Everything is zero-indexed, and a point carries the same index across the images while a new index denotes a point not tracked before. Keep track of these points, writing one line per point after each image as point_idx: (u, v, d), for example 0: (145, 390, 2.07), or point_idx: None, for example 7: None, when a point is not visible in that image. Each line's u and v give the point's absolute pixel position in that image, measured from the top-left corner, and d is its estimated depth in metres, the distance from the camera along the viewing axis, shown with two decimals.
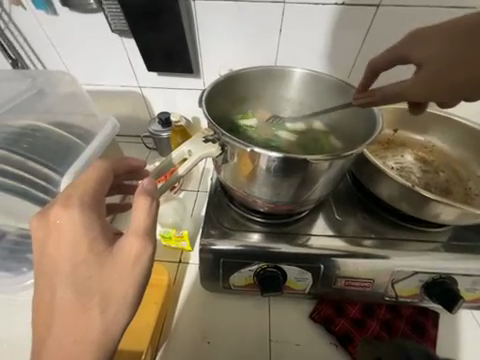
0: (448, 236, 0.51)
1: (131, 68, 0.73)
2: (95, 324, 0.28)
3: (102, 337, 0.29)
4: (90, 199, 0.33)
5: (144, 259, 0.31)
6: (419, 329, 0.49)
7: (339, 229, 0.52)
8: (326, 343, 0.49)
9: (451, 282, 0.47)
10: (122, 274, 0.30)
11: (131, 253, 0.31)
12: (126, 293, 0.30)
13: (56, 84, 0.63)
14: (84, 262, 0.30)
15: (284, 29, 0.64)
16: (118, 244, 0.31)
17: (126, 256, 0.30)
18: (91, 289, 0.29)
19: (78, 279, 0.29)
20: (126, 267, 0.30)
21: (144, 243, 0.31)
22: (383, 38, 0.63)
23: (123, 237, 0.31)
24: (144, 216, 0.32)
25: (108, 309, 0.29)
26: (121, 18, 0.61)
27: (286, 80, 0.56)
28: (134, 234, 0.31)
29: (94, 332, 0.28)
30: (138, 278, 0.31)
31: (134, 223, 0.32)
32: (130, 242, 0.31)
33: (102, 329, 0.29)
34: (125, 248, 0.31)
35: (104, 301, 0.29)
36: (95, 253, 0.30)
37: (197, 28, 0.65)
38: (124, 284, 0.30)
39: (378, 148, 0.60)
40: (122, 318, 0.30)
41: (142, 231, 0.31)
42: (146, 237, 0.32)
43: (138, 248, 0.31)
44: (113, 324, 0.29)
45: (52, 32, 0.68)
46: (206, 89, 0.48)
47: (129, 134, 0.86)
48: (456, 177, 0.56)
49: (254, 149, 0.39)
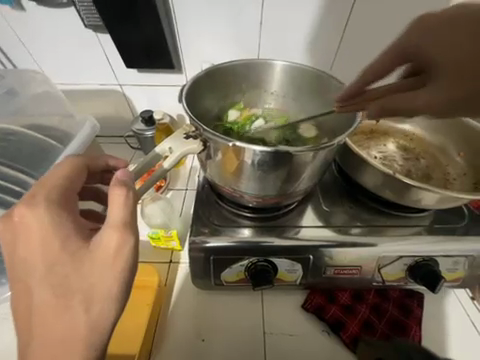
0: (430, 220, 0.53)
1: (109, 65, 0.70)
2: (80, 323, 0.27)
3: (90, 336, 0.28)
4: (60, 196, 0.32)
5: (125, 251, 0.30)
6: (405, 310, 0.51)
7: (327, 219, 0.53)
8: (319, 331, 0.50)
9: (433, 264, 0.49)
10: (103, 268, 0.29)
11: (110, 246, 0.30)
12: (109, 287, 0.29)
13: (28, 84, 0.59)
14: (60, 261, 0.29)
15: (265, 21, 0.63)
16: (96, 239, 0.30)
17: (105, 250, 0.29)
18: (70, 288, 0.28)
19: (55, 279, 0.28)
20: (107, 260, 0.29)
21: (124, 234, 0.30)
22: (362, 28, 0.64)
23: (100, 231, 0.30)
24: (120, 208, 0.32)
25: (93, 305, 0.28)
26: (94, 13, 0.59)
27: (268, 73, 0.56)
28: (112, 226, 0.30)
29: (79, 331, 0.27)
30: (121, 270, 0.30)
31: (112, 216, 0.31)
32: (109, 235, 0.30)
33: (89, 327, 0.28)
34: (103, 242, 0.30)
35: (87, 298, 0.28)
36: (71, 251, 0.29)
37: (176, 22, 0.63)
38: (107, 278, 0.29)
39: (362, 138, 0.61)
40: (109, 313, 0.29)
41: (120, 223, 0.31)
42: (125, 228, 0.31)
43: (118, 240, 0.30)
44: (100, 321, 0.28)
45: (21, 29, 0.65)
46: (187, 84, 0.47)
47: (112, 134, 0.83)
48: (435, 163, 0.58)
49: (237, 144, 0.38)
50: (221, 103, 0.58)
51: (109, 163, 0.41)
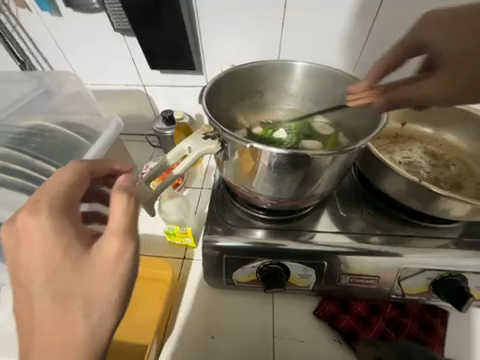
0: (459, 232, 0.50)
1: (135, 67, 0.73)
2: (80, 329, 0.28)
3: (89, 342, 0.28)
4: (60, 202, 0.33)
5: (124, 259, 0.31)
6: (426, 327, 0.48)
7: (344, 225, 0.51)
8: (330, 341, 0.49)
9: (461, 280, 0.46)
10: (103, 275, 0.30)
11: (111, 253, 0.31)
12: (109, 293, 0.30)
13: (61, 84, 0.63)
14: (59, 267, 0.29)
15: (287, 22, 0.62)
16: (97, 245, 0.31)
17: (104, 257, 0.30)
18: (70, 294, 0.29)
19: (55, 285, 0.29)
20: (107, 267, 0.30)
21: (124, 242, 0.31)
22: (389, 29, 0.61)
23: (101, 238, 0.31)
24: (122, 215, 0.33)
25: (92, 312, 0.29)
26: (123, 17, 0.62)
27: (288, 74, 0.55)
28: (113, 233, 0.31)
29: (79, 337, 0.28)
30: (120, 277, 0.31)
31: (113, 222, 0.32)
32: (109, 242, 0.31)
33: (88, 333, 0.28)
34: (103, 249, 0.31)
35: (87, 304, 0.29)
36: (71, 258, 0.30)
37: (199, 25, 0.65)
38: (107, 285, 0.30)
39: (385, 142, 0.58)
40: (109, 319, 0.30)
41: (120, 230, 0.32)
42: (126, 235, 0.32)
43: (118, 247, 0.31)
44: (99, 327, 0.29)
45: (57, 33, 0.70)
46: (207, 86, 0.48)
47: (134, 133, 0.87)
48: (467, 172, 0.54)
49: (254, 145, 0.38)
50: (240, 107, 0.58)
51: (112, 168, 0.42)
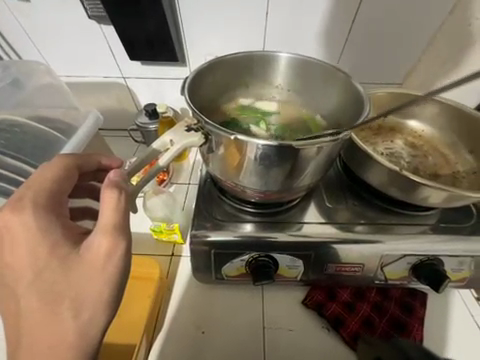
0: (436, 218, 0.52)
1: (113, 57, 0.70)
2: (70, 329, 0.28)
3: (80, 341, 0.28)
4: (46, 201, 0.32)
5: (116, 256, 0.30)
6: (407, 310, 0.51)
7: (330, 216, 0.52)
8: (318, 328, 0.50)
9: (438, 264, 0.48)
10: (93, 274, 0.29)
11: (100, 251, 0.30)
12: (99, 292, 0.29)
13: (32, 75, 0.60)
14: (47, 266, 0.29)
15: (271, 12, 0.61)
16: (87, 242, 0.30)
17: (94, 255, 0.30)
18: (59, 294, 0.28)
19: (44, 285, 0.28)
20: (97, 265, 0.30)
21: (115, 239, 0.31)
22: (371, 21, 0.61)
23: (91, 235, 0.31)
24: (112, 211, 0.32)
25: (82, 311, 0.28)
26: (97, 3, 0.58)
27: (272, 66, 0.55)
28: (102, 231, 0.31)
29: (69, 337, 0.27)
30: (111, 275, 0.30)
31: (103, 219, 0.31)
32: (99, 240, 0.30)
33: (78, 332, 0.28)
34: (94, 246, 0.30)
35: (76, 304, 0.28)
36: (59, 257, 0.29)
37: (180, 14, 0.62)
38: (97, 283, 0.29)
39: (368, 134, 0.60)
40: (100, 318, 0.29)
41: (111, 227, 0.31)
42: (116, 232, 0.31)
43: (108, 244, 0.30)
44: (90, 325, 0.29)
45: (25, 19, 0.64)
46: (190, 77, 0.46)
47: (116, 127, 0.83)
48: (444, 161, 0.56)
49: (239, 137, 0.38)
50: (226, 97, 0.57)
51: (101, 162, 0.41)
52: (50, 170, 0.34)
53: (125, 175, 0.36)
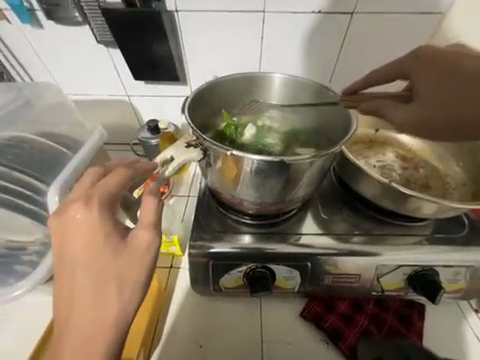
0: (430, 229, 0.53)
1: (118, 77, 0.74)
2: (111, 312, 0.29)
3: (119, 325, 0.29)
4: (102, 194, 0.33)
5: (153, 250, 0.32)
6: (406, 322, 0.50)
7: (326, 227, 0.53)
8: (317, 341, 0.50)
9: (433, 274, 0.49)
10: (136, 264, 0.31)
11: (143, 243, 0.32)
12: (139, 281, 0.31)
13: (42, 95, 0.63)
14: (100, 255, 0.30)
15: (266, 37, 0.66)
16: (132, 236, 0.32)
17: (138, 247, 0.32)
18: (108, 279, 0.30)
19: (96, 271, 0.29)
20: (140, 257, 0.31)
21: (155, 235, 0.33)
22: (360, 43, 0.66)
23: (134, 229, 0.33)
24: (154, 210, 0.34)
25: (124, 298, 0.30)
26: (106, 30, 0.63)
27: (267, 86, 0.58)
28: (145, 226, 0.33)
29: (110, 321, 0.29)
30: (149, 267, 0.32)
31: (146, 217, 0.33)
32: (142, 234, 0.32)
33: (118, 316, 0.29)
34: (137, 239, 0.32)
35: (120, 290, 0.30)
36: (112, 246, 0.31)
37: (182, 38, 0.67)
38: (139, 273, 0.31)
39: (361, 147, 0.62)
40: (137, 304, 0.31)
41: (153, 223, 0.33)
42: (156, 228, 0.33)
43: (150, 238, 0.32)
44: (128, 311, 0.30)
45: (38, 44, 0.69)
46: (191, 95, 0.50)
47: (119, 142, 0.86)
48: (434, 173, 0.59)
49: (235, 152, 0.40)
50: (222, 107, 0.59)
51: None
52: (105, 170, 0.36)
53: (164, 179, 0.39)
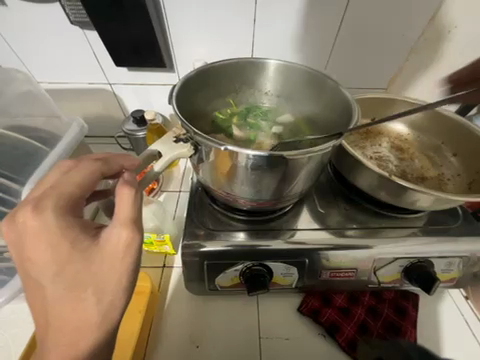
0: (424, 220, 0.53)
1: (98, 63, 0.67)
2: (92, 313, 0.27)
3: (103, 324, 0.28)
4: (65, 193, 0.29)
5: (133, 249, 0.29)
6: (400, 311, 0.51)
7: (322, 221, 0.52)
8: (315, 334, 0.50)
9: (428, 266, 0.49)
10: (113, 264, 0.28)
11: (119, 243, 0.29)
12: (120, 279, 0.29)
13: (9, 83, 0.56)
14: (70, 259, 0.27)
15: (258, 19, 0.61)
16: (105, 236, 0.29)
17: (113, 247, 0.28)
18: (82, 283, 0.27)
19: (67, 276, 0.27)
20: (117, 257, 0.28)
21: (133, 234, 0.29)
22: (356, 28, 0.63)
23: (108, 229, 0.29)
24: (128, 206, 0.30)
25: (103, 298, 0.28)
26: (80, 9, 0.56)
27: (262, 72, 0.55)
28: (120, 224, 0.29)
29: (92, 323, 0.27)
30: (130, 265, 0.29)
31: (120, 214, 0.30)
32: (117, 233, 0.29)
33: (101, 315, 0.27)
34: (112, 239, 0.29)
35: (99, 291, 0.28)
36: (80, 250, 0.28)
37: (167, 20, 0.61)
38: (118, 273, 0.28)
39: (357, 138, 0.61)
40: (119, 304, 0.29)
41: (128, 221, 0.29)
42: (134, 226, 0.30)
43: (128, 237, 0.29)
44: (111, 310, 0.28)
45: (2, 25, 0.61)
46: (178, 84, 0.46)
47: (103, 135, 0.81)
48: (429, 163, 0.58)
49: (229, 147, 0.37)
50: (214, 97, 0.56)
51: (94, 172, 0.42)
52: (67, 166, 0.31)
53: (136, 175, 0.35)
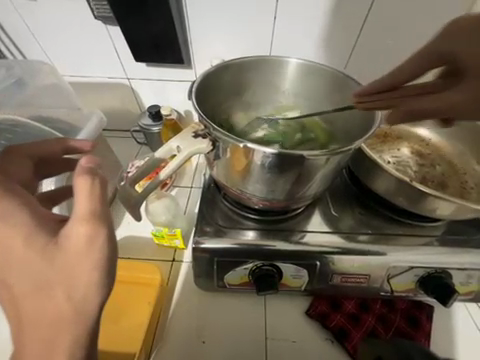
0: (443, 230, 0.51)
1: (118, 58, 0.69)
2: (64, 311, 0.24)
3: (79, 324, 0.25)
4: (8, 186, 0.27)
5: (99, 242, 0.26)
6: (414, 323, 0.49)
7: (335, 225, 0.51)
8: (322, 339, 0.49)
9: (445, 277, 0.47)
10: (78, 260, 0.25)
11: (80, 238, 0.26)
12: (90, 276, 0.26)
13: (35, 74, 0.59)
14: (24, 260, 0.24)
15: (278, 17, 0.61)
16: (65, 232, 0.26)
17: (74, 244, 0.25)
18: (43, 285, 0.24)
19: (24, 279, 0.24)
20: (80, 253, 0.25)
21: (95, 227, 0.26)
22: (378, 28, 0.61)
23: (67, 225, 0.26)
24: (87, 198, 0.27)
25: (75, 294, 0.25)
26: (104, 3, 0.58)
27: (280, 72, 0.54)
28: (80, 219, 0.26)
29: (66, 321, 0.24)
30: (99, 259, 0.26)
31: (79, 208, 0.27)
32: (78, 229, 0.26)
33: (76, 312, 0.25)
34: (72, 236, 0.26)
35: (67, 290, 0.25)
36: (38, 248, 0.25)
37: (187, 18, 0.62)
38: (86, 268, 0.25)
39: (374, 142, 0.59)
40: (96, 298, 0.26)
41: (89, 214, 0.27)
42: (96, 218, 0.27)
43: (89, 231, 0.26)
44: (87, 305, 0.25)
45: (30, 19, 0.64)
46: (197, 80, 0.46)
47: (119, 129, 0.82)
48: (451, 171, 0.56)
49: (247, 144, 0.37)
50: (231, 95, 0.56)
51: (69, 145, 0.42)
52: None
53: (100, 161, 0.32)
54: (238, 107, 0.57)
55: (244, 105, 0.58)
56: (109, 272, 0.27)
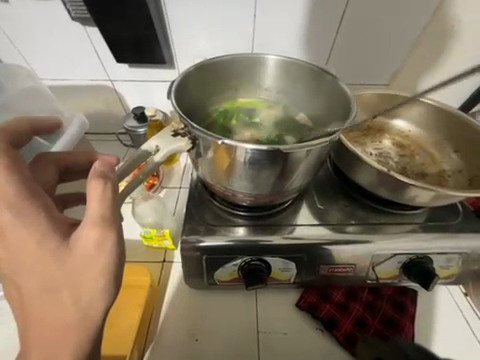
0: (424, 217, 0.53)
1: (100, 61, 0.68)
2: (70, 311, 0.26)
3: (84, 325, 0.27)
4: (25, 186, 0.29)
5: (106, 248, 0.28)
6: (399, 308, 0.51)
7: (322, 218, 0.52)
8: (313, 329, 0.50)
9: (427, 262, 0.49)
10: (88, 263, 0.27)
11: (90, 243, 0.28)
12: (97, 280, 0.28)
13: (12, 79, 0.58)
14: (40, 259, 0.27)
15: (259, 15, 0.62)
16: (76, 235, 0.28)
17: (85, 247, 0.27)
18: (56, 284, 0.26)
19: (40, 277, 0.26)
20: (89, 256, 0.27)
21: (104, 232, 0.28)
22: (356, 25, 0.63)
23: (79, 229, 0.28)
24: (98, 203, 0.29)
25: (81, 297, 0.27)
26: (81, 5, 0.57)
27: (261, 68, 0.55)
28: (90, 223, 0.28)
29: (72, 323, 0.26)
30: (105, 264, 0.28)
31: (90, 212, 0.29)
32: (88, 233, 0.28)
33: (80, 314, 0.27)
34: (82, 239, 0.28)
35: (76, 292, 0.27)
36: (52, 249, 0.27)
37: (168, 20, 0.62)
38: (93, 273, 0.27)
39: (357, 135, 0.61)
40: (101, 302, 0.28)
41: (99, 220, 0.28)
42: (105, 224, 0.28)
43: (98, 236, 0.28)
44: (92, 307, 0.27)
45: (6, 24, 0.62)
46: (176, 80, 0.46)
47: (104, 132, 0.81)
48: (430, 160, 0.58)
49: (226, 141, 0.37)
50: (214, 93, 0.56)
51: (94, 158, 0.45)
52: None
53: (112, 166, 0.34)
54: (221, 104, 0.58)
55: (227, 102, 0.58)
56: (113, 279, 0.29)
